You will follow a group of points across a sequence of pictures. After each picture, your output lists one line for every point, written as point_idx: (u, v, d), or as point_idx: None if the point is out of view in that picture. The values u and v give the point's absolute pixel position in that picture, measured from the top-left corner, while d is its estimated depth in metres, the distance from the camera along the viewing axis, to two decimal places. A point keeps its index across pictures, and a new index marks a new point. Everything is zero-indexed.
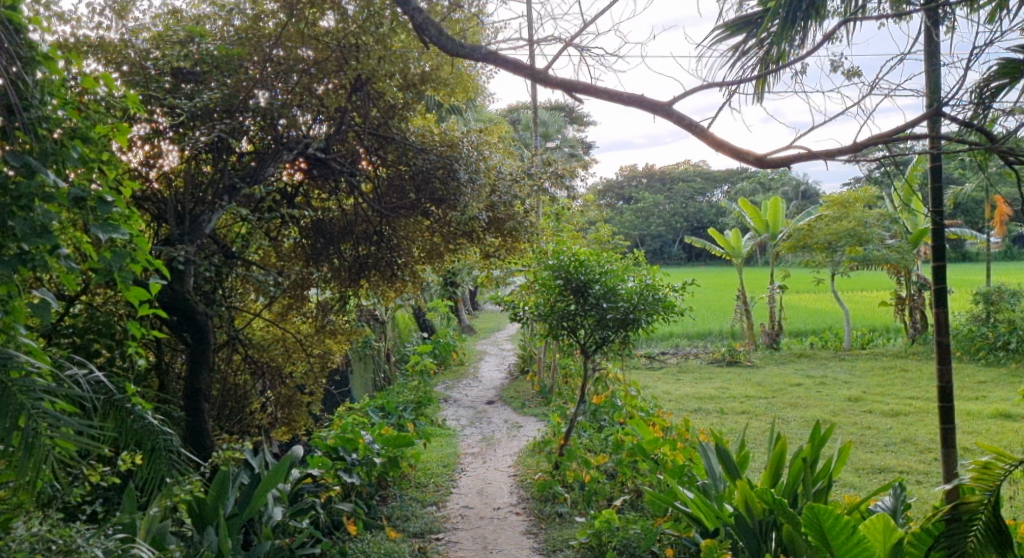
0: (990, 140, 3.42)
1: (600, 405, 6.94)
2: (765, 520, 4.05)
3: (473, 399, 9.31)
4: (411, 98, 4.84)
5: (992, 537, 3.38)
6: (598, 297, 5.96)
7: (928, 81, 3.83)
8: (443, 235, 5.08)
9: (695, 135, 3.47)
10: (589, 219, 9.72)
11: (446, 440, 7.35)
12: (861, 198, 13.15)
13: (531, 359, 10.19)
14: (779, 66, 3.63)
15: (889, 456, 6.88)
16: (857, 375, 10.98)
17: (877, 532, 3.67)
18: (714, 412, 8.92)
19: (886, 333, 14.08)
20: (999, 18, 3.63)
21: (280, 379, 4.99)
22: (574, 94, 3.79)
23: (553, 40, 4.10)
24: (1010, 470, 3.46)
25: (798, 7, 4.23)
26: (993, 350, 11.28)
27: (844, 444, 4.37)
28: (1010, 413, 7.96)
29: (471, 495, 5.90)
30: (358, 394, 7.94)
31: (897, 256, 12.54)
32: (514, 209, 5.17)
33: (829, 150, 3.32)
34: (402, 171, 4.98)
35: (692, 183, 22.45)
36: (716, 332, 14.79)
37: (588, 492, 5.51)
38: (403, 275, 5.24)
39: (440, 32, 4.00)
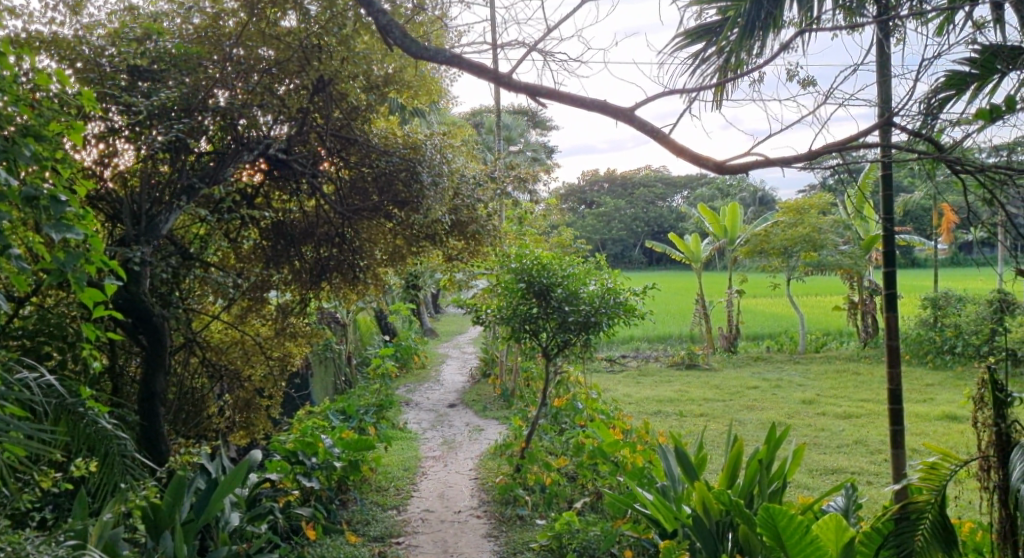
0: (937, 149, 3.56)
1: (562, 408, 7.00)
2: (721, 521, 4.14)
3: (436, 402, 9.30)
4: (375, 100, 4.82)
5: (938, 534, 3.51)
6: (560, 301, 6.02)
7: (880, 91, 3.92)
8: (407, 237, 5.06)
9: (657, 140, 3.53)
10: (552, 222, 9.79)
11: (406, 443, 7.34)
12: (816, 205, 13.36)
13: (493, 363, 10.23)
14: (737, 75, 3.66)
15: (842, 457, 7.03)
16: (811, 379, 11.18)
17: (831, 532, 3.71)
18: (673, 415, 9.02)
19: (840, 337, 14.35)
20: (948, 31, 3.68)
21: (239, 382, 4.95)
22: (537, 99, 3.84)
23: (516, 44, 4.15)
24: (956, 469, 3.59)
25: (758, 17, 4.40)
26: (940, 354, 11.59)
27: (801, 446, 4.45)
28: (957, 415, 8.17)
29: (432, 499, 5.89)
30: (318, 397, 7.88)
31: (850, 262, 12.82)
32: (477, 212, 5.17)
33: (785, 157, 3.41)
34: (365, 172, 4.96)
35: (653, 189, 22.65)
36: (676, 336, 14.95)
37: (549, 495, 5.56)
38: (365, 278, 5.23)
39: (404, 35, 4.06)
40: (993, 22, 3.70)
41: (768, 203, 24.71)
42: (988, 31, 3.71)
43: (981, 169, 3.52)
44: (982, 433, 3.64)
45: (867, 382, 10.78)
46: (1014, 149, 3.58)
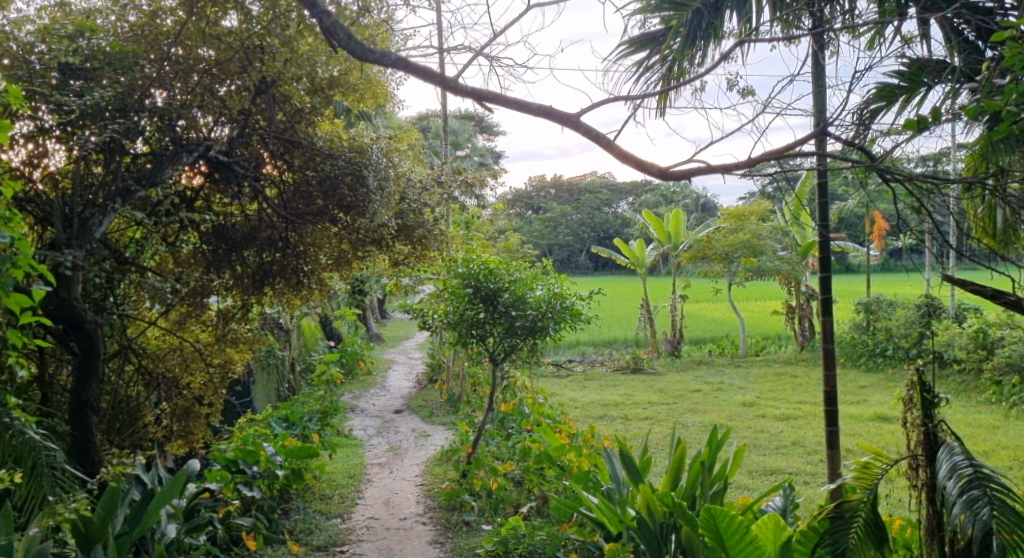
0: (870, 158, 3.60)
1: (508, 413, 7.02)
2: (665, 523, 4.19)
3: (381, 409, 9.23)
4: (319, 102, 4.85)
5: (871, 532, 3.61)
6: (507, 305, 6.05)
7: (816, 101, 4.03)
8: (352, 242, 5.03)
9: (602, 146, 3.59)
10: (498, 227, 9.83)
11: (351, 450, 7.27)
12: (756, 212, 13.70)
13: (439, 369, 10.23)
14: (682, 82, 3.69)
15: (780, 458, 7.19)
16: (751, 382, 11.40)
17: (769, 531, 3.79)
18: (618, 418, 9.12)
19: (779, 340, 14.67)
20: (878, 45, 3.78)
21: (177, 389, 4.86)
22: (483, 104, 3.88)
23: (462, 48, 4.20)
24: (887, 469, 3.72)
25: (699, 27, 4.55)
26: (873, 357, 11.93)
27: (742, 449, 4.54)
28: (888, 416, 8.44)
29: (377, 507, 5.86)
30: (260, 404, 7.77)
31: (789, 268, 13.13)
32: (423, 217, 5.16)
33: (727, 164, 3.49)
34: (309, 176, 4.94)
35: (599, 195, 22.85)
36: (622, 340, 15.09)
37: (495, 500, 5.59)
38: (309, 283, 5.14)
39: (349, 36, 4.09)
40: (919, 37, 3.84)
41: (711, 209, 25.15)
42: (915, 46, 3.85)
43: (911, 178, 3.56)
44: (912, 432, 3.76)
45: (804, 384, 11.04)
46: (939, 159, 3.71)
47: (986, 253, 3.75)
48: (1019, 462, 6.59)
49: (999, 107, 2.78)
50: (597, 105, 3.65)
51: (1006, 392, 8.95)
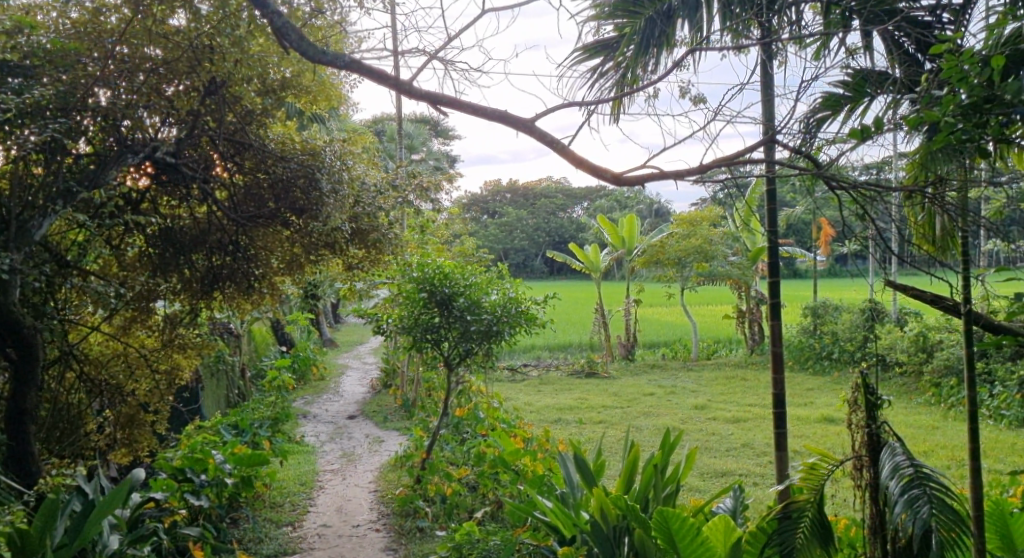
0: (817, 166, 3.71)
1: (463, 418, 7.01)
2: (618, 526, 4.23)
3: (334, 414, 9.16)
4: (270, 104, 4.85)
5: (817, 531, 3.68)
6: (462, 310, 6.05)
7: (764, 111, 4.09)
8: (304, 246, 4.97)
9: (557, 151, 3.64)
10: (454, 231, 9.82)
11: (303, 457, 7.19)
12: (708, 217, 13.81)
13: (393, 374, 10.18)
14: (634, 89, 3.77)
15: (731, 460, 7.30)
16: (703, 385, 11.55)
17: (719, 533, 3.86)
18: (573, 422, 9.17)
19: (729, 344, 14.88)
20: (824, 55, 3.86)
21: (124, 395, 4.78)
22: (438, 107, 3.90)
23: (417, 52, 4.20)
24: (832, 469, 3.80)
25: (652, 35, 4.61)
26: (820, 360, 12.17)
27: (693, 451, 4.60)
28: (834, 418, 8.62)
29: (330, 514, 5.80)
30: (208, 411, 7.65)
31: (739, 272, 13.36)
32: (378, 221, 5.09)
33: (679, 170, 3.56)
34: (261, 178, 4.89)
35: (554, 199, 22.97)
36: (576, 344, 15.19)
37: (449, 506, 5.58)
38: (261, 287, 5.10)
39: (301, 38, 4.17)
40: (863, 48, 3.94)
41: (664, 214, 25.39)
42: (859, 57, 3.95)
43: (855, 186, 3.69)
44: (856, 434, 3.85)
45: (754, 387, 11.22)
46: (881, 168, 3.81)
47: (926, 259, 3.85)
48: (957, 461, 6.78)
49: (935, 116, 2.81)
50: (552, 110, 3.70)
51: (946, 393, 9.20)
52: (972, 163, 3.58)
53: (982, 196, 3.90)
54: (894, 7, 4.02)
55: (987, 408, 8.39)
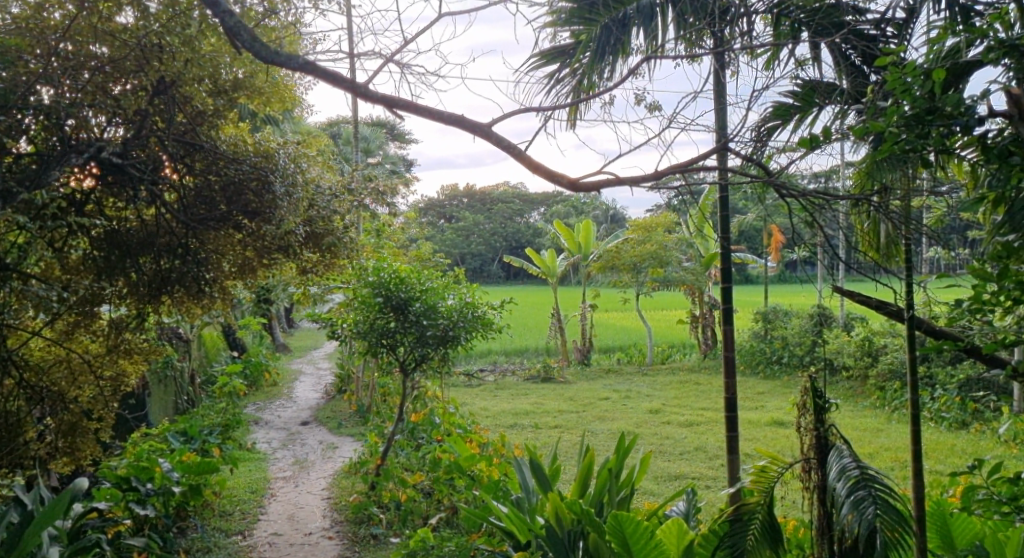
0: (767, 174, 3.76)
1: (418, 423, 6.97)
2: (573, 530, 4.23)
3: (287, 421, 9.04)
4: (222, 105, 4.77)
5: (767, 533, 3.73)
6: (418, 315, 6.01)
7: (717, 119, 4.13)
8: (257, 249, 4.90)
9: (513, 156, 3.65)
10: (410, 235, 9.78)
11: (253, 465, 7.08)
12: (662, 223, 14.02)
13: (348, 380, 10.09)
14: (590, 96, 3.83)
15: (683, 463, 7.37)
16: (657, 389, 11.65)
17: (672, 535, 3.97)
18: (528, 427, 9.19)
19: (683, 349, 15.03)
20: (775, 65, 3.92)
21: (66, 402, 4.66)
22: (394, 110, 3.88)
23: (372, 54, 4.18)
24: (781, 471, 3.86)
25: (607, 43, 4.61)
26: (770, 364, 12.35)
27: (648, 455, 4.63)
28: (783, 421, 8.75)
29: (281, 522, 5.72)
30: (155, 418, 7.49)
31: (693, 277, 13.50)
32: (333, 224, 5.01)
33: (635, 176, 3.59)
34: (211, 180, 4.79)
35: (510, 204, 23.00)
36: (532, 349, 15.21)
37: (404, 512, 5.57)
38: (211, 291, 4.99)
39: (253, 39, 4.11)
40: (811, 59, 4.02)
41: (621, 220, 25.50)
42: (808, 68, 4.02)
43: (804, 195, 3.73)
44: (804, 437, 3.91)
45: (707, 391, 11.36)
46: (829, 176, 3.89)
47: (872, 266, 3.92)
48: (900, 463, 6.94)
49: (879, 127, 2.83)
50: (508, 115, 3.71)
51: (889, 396, 9.42)
52: (914, 173, 3.68)
53: (926, 205, 3.99)
54: (841, 20, 4.10)
55: (928, 410, 8.61)
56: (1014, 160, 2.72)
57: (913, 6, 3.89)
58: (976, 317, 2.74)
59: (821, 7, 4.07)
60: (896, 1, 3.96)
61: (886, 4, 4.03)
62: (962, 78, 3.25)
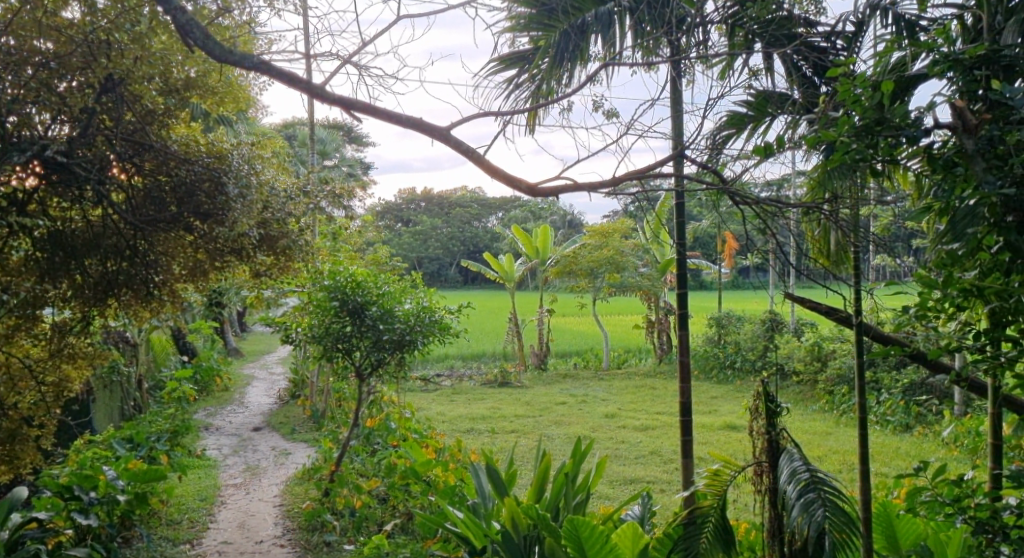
0: (722, 181, 3.82)
1: (374, 428, 6.91)
2: (529, 535, 4.20)
3: (238, 426, 8.88)
4: (173, 105, 4.66)
5: (720, 536, 3.75)
6: (374, 319, 5.95)
7: (673, 126, 4.15)
8: (209, 252, 4.80)
9: (472, 160, 3.65)
10: (367, 239, 9.71)
11: (203, 472, 6.94)
12: (619, 229, 14.11)
13: (302, 384, 9.96)
14: (548, 102, 3.90)
15: (639, 467, 7.40)
16: (613, 394, 11.69)
17: (627, 539, 3.91)
18: (485, 432, 9.16)
19: (639, 354, 15.13)
20: (729, 75, 3.96)
21: (5, 407, 4.53)
22: (351, 112, 3.84)
23: (329, 55, 4.13)
24: (735, 475, 3.88)
25: (566, 48, 4.59)
26: (723, 369, 12.48)
27: (604, 459, 4.62)
28: (736, 425, 8.85)
29: (231, 530, 5.61)
30: (101, 424, 7.31)
31: (649, 283, 13.60)
32: (287, 227, 4.93)
33: (592, 182, 3.61)
34: (162, 181, 4.70)
35: (468, 209, 22.93)
36: (489, 354, 15.19)
37: (359, 519, 5.47)
38: (160, 294, 4.86)
39: (206, 36, 4.03)
40: (765, 70, 4.06)
41: (578, 225, 25.58)
42: (761, 79, 4.07)
43: (758, 203, 3.80)
44: (757, 440, 3.94)
45: (662, 396, 11.43)
46: (781, 185, 3.93)
47: (822, 272, 3.98)
48: (848, 465, 7.05)
49: (832, 136, 2.84)
50: (467, 119, 3.71)
51: (837, 400, 9.58)
52: (864, 183, 3.74)
53: (874, 213, 4.06)
54: (793, 31, 4.16)
55: (874, 414, 8.76)
56: (958, 170, 2.68)
57: (862, 19, 3.95)
58: (922, 323, 2.77)
59: (774, 18, 4.10)
60: (846, 14, 4.02)
61: (836, 17, 4.11)
62: (908, 91, 3.34)
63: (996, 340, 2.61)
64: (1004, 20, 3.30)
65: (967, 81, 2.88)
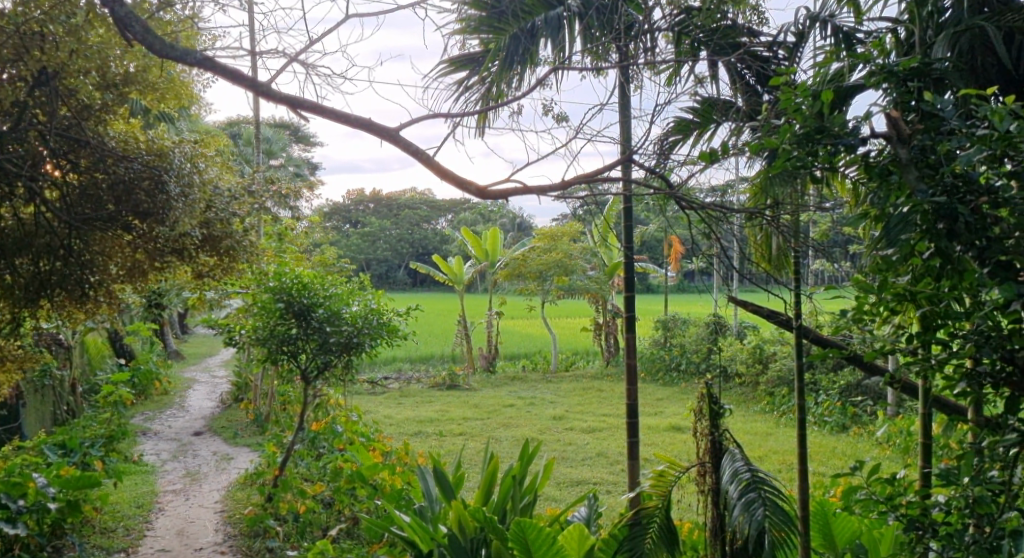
0: (669, 186, 3.86)
1: (319, 432, 6.82)
2: (475, 538, 4.20)
3: (178, 431, 8.69)
4: (111, 100, 4.55)
5: (664, 536, 3.78)
6: (321, 321, 5.87)
7: (622, 131, 4.17)
8: (148, 252, 4.67)
9: (420, 161, 3.62)
10: (314, 240, 9.59)
11: (140, 478, 6.76)
12: (568, 232, 14.18)
13: (245, 388, 9.78)
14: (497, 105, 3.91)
15: (586, 469, 7.43)
16: (561, 396, 11.71)
17: (574, 540, 3.96)
18: (433, 435, 9.10)
19: (587, 356, 15.22)
20: (676, 82, 3.99)
21: None
22: (297, 111, 3.79)
23: (276, 53, 4.07)
24: (680, 475, 3.92)
25: (517, 52, 4.57)
26: (669, 371, 12.60)
27: (551, 461, 4.63)
28: (681, 426, 8.95)
29: (169, 538, 5.48)
30: (31, 429, 7.07)
31: (597, 286, 13.69)
32: (231, 227, 4.84)
33: (541, 185, 3.61)
34: (98, 178, 4.55)
35: (417, 210, 22.79)
36: (438, 356, 15.12)
37: (303, 524, 5.38)
38: (96, 295, 4.74)
39: (146, 29, 3.97)
40: (710, 77, 4.11)
41: (527, 227, 25.62)
42: (707, 85, 4.12)
43: (703, 208, 3.82)
44: (700, 441, 3.98)
45: (610, 398, 11.51)
46: (725, 190, 3.97)
47: (763, 276, 4.08)
48: (787, 465, 7.19)
49: (773, 143, 2.89)
50: (415, 120, 3.70)
51: (778, 402, 9.76)
52: (805, 190, 3.80)
53: (813, 219, 4.15)
54: (737, 40, 4.24)
55: (813, 414, 8.94)
56: (893, 179, 2.73)
57: (802, 30, 4.03)
58: (858, 326, 2.82)
59: (719, 27, 4.19)
60: (788, 24, 4.10)
61: (778, 27, 4.18)
62: (846, 100, 3.44)
63: (927, 343, 2.67)
64: (934, 35, 3.38)
65: (901, 92, 2.94)
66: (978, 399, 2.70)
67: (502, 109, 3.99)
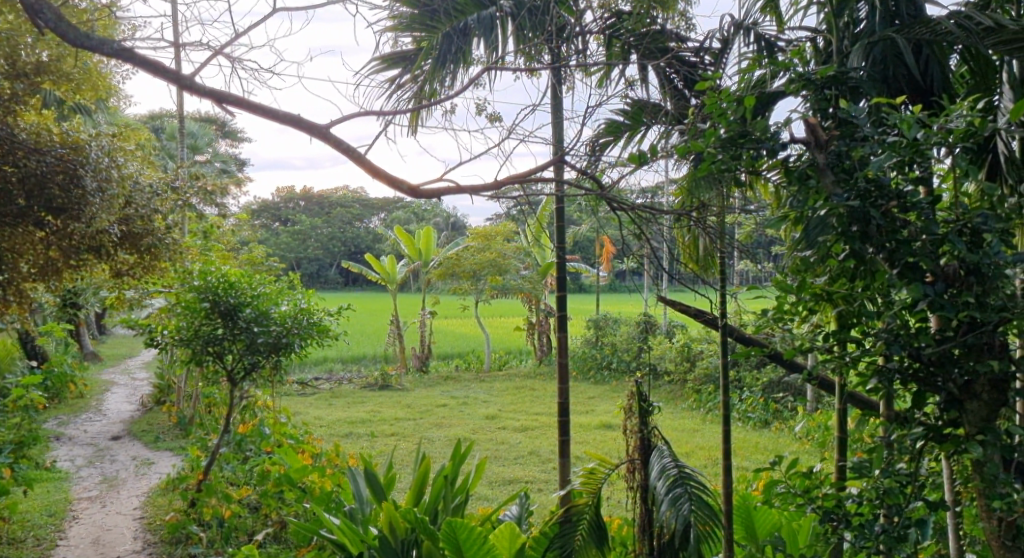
0: (601, 187, 3.88)
1: (246, 434, 6.63)
2: (406, 540, 4.13)
3: (94, 436, 8.36)
4: (23, 90, 4.36)
5: (594, 532, 3.79)
6: (248, 321, 5.72)
7: (554, 132, 4.15)
8: (63, 249, 4.47)
9: (351, 159, 3.55)
10: (241, 238, 9.38)
11: (53, 485, 6.49)
12: (501, 231, 14.17)
13: (168, 390, 9.49)
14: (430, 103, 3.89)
15: (518, 468, 7.42)
16: (494, 396, 11.68)
17: (504, 540, 3.88)
18: (364, 436, 8.96)
19: (520, 355, 15.25)
20: (606, 84, 4.01)
21: None
22: (222, 106, 3.68)
23: (199, 46, 3.95)
24: (610, 473, 3.92)
25: (450, 50, 4.46)
26: (601, 369, 12.69)
27: (483, 461, 4.59)
28: (612, 424, 9.02)
29: (84, 546, 5.28)
30: None
31: (530, 286, 13.71)
32: (152, 224, 4.74)
33: (474, 185, 3.58)
34: (8, 172, 4.23)
35: (350, 209, 22.48)
36: (370, 356, 14.95)
37: (227, 530, 5.23)
38: (6, 295, 4.57)
39: (59, 18, 3.78)
40: (639, 80, 4.14)
41: (461, 227, 25.52)
42: (637, 88, 4.13)
43: (633, 209, 3.89)
44: (630, 439, 3.98)
45: (542, 397, 11.53)
46: (655, 192, 4.02)
47: (690, 276, 4.13)
48: (713, 460, 7.30)
49: (699, 147, 2.92)
50: (346, 117, 3.63)
51: (705, 398, 9.92)
52: (729, 192, 3.84)
53: (739, 221, 4.21)
54: (666, 45, 4.23)
55: (737, 411, 9.11)
56: (811, 182, 2.79)
57: (727, 37, 4.05)
58: (780, 326, 2.86)
59: (649, 32, 4.19)
60: (713, 31, 4.14)
61: (705, 33, 4.21)
62: (768, 107, 3.46)
63: (843, 342, 2.71)
64: (850, 45, 3.49)
65: (817, 100, 3.02)
66: (890, 395, 2.78)
67: (435, 108, 3.96)
